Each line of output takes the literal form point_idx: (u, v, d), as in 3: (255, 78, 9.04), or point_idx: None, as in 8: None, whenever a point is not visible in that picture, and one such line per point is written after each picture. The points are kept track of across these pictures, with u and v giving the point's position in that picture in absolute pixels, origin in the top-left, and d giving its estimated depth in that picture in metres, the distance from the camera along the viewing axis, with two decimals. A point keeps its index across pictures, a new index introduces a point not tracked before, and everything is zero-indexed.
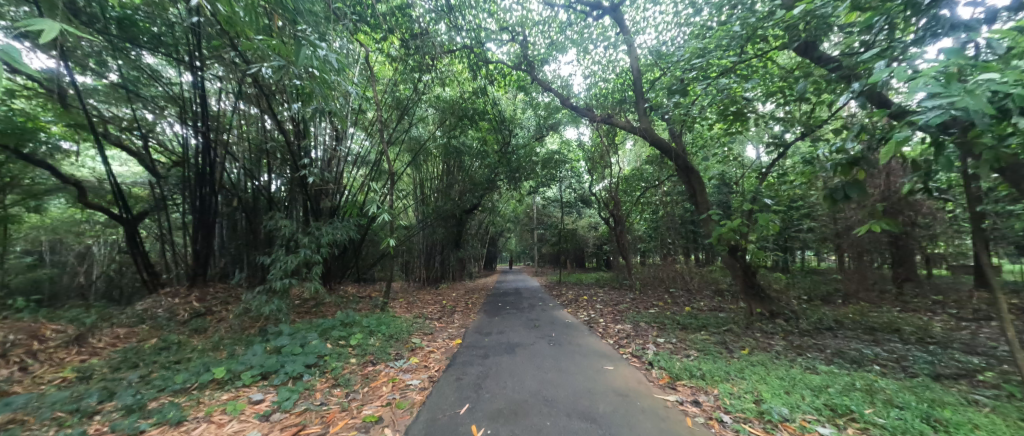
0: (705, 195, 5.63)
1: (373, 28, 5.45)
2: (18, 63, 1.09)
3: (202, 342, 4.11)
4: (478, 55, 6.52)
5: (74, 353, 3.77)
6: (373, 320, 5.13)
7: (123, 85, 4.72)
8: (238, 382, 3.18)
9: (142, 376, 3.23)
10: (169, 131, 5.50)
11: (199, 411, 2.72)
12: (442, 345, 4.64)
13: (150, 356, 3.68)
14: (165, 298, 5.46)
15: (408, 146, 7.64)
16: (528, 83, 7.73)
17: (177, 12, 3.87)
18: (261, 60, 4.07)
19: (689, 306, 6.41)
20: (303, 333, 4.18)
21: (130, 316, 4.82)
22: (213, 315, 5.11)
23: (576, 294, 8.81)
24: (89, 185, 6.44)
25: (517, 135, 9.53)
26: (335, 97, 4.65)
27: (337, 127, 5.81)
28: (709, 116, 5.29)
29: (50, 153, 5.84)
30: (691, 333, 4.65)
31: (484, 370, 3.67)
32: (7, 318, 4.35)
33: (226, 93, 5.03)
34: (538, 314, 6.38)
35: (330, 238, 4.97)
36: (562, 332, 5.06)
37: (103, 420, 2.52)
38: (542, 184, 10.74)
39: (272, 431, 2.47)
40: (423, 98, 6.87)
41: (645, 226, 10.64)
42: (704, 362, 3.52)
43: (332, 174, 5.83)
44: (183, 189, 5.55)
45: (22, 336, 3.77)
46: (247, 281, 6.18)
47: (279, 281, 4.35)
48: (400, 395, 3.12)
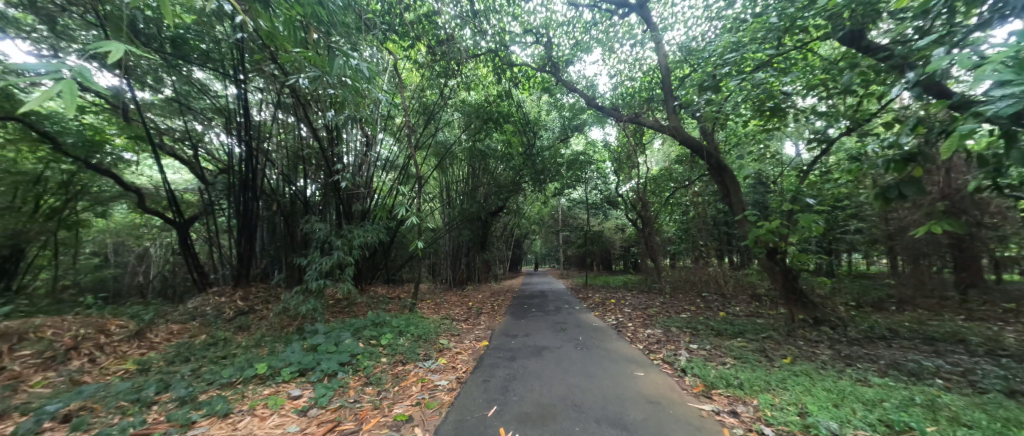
0: (739, 195, 5.38)
1: (402, 36, 5.64)
2: (88, 83, 1.22)
3: (245, 339, 4.35)
4: (503, 58, 6.58)
5: (135, 347, 4.10)
6: (402, 321, 5.25)
7: (177, 99, 5.11)
8: (278, 378, 3.34)
9: (193, 370, 3.46)
10: (216, 140, 5.89)
11: (244, 404, 2.88)
12: (469, 347, 4.68)
13: (200, 351, 3.94)
14: (212, 296, 5.81)
15: (434, 150, 7.80)
16: (552, 85, 7.69)
17: (223, 29, 4.16)
18: (298, 71, 4.29)
19: (723, 311, 6.13)
20: (337, 332, 4.34)
21: (183, 313, 5.18)
22: (255, 314, 5.39)
23: (603, 297, 8.67)
24: (147, 192, 6.99)
25: (542, 137, 9.49)
26: (366, 104, 4.82)
27: (368, 133, 5.91)
28: (744, 113, 5.06)
29: (115, 163, 6.38)
30: (726, 340, 4.45)
31: (512, 372, 3.68)
32: (78, 313, 4.79)
33: (266, 103, 5.29)
34: (564, 317, 6.33)
35: (362, 240, 5.13)
36: (590, 336, 4.98)
37: (161, 410, 2.73)
38: (567, 185, 10.65)
39: (310, 426, 2.57)
40: (449, 103, 6.99)
41: (675, 227, 10.29)
42: (741, 370, 3.36)
43: (363, 180, 5.99)
44: (228, 195, 5.90)
45: (91, 330, 4.14)
46: (286, 281, 6.48)
47: (315, 282, 4.56)
48: (430, 395, 3.17)
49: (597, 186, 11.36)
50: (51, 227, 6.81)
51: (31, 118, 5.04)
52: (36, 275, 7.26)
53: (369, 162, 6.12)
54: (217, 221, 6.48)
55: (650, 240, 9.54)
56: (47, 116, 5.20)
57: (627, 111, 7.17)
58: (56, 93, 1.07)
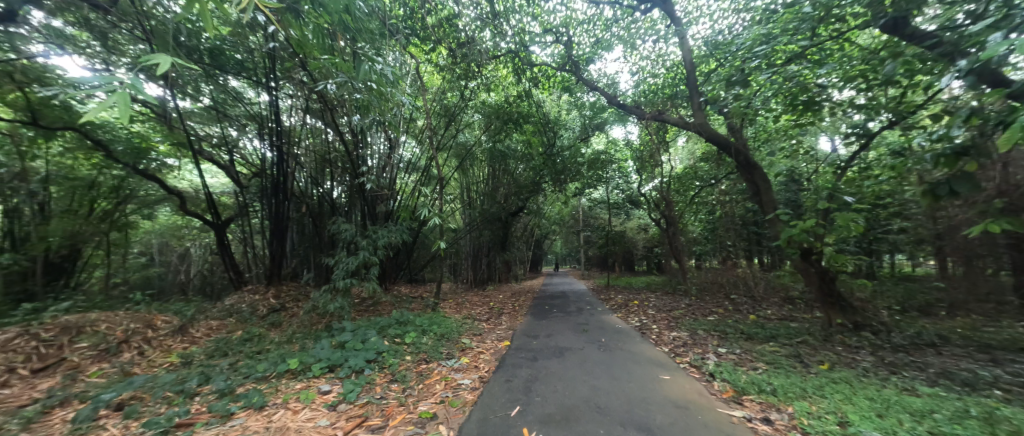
0: (770, 193, 5.17)
1: (423, 40, 5.74)
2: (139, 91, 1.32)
3: (278, 335, 4.54)
4: (523, 59, 6.63)
5: (178, 341, 4.36)
6: (425, 320, 5.33)
7: (213, 107, 5.43)
8: (308, 373, 3.46)
9: (231, 364, 3.63)
10: (249, 146, 6.18)
11: (278, 398, 3.00)
12: (491, 346, 4.71)
13: (237, 346, 4.14)
14: (247, 294, 6.10)
15: (455, 151, 7.89)
16: (572, 84, 7.63)
17: (256, 39, 4.35)
18: (326, 78, 4.44)
19: (754, 314, 5.89)
20: (363, 330, 4.45)
21: (221, 310, 5.46)
22: (286, 311, 5.61)
23: (626, 298, 8.51)
24: (188, 195, 7.42)
25: (562, 136, 9.43)
26: (390, 107, 4.93)
27: (391, 136, 6.00)
28: (775, 107, 4.85)
29: (159, 168, 6.80)
30: (758, 344, 4.28)
31: (534, 372, 3.67)
32: (128, 309, 5.14)
33: (296, 109, 5.48)
34: (586, 318, 6.26)
35: (386, 241, 5.26)
36: (613, 337, 4.91)
37: (203, 401, 2.88)
38: (588, 185, 10.54)
39: (339, 421, 2.65)
40: (470, 104, 7.08)
41: (700, 227, 10.00)
42: (774, 376, 3.22)
43: (387, 181, 6.11)
44: (261, 197, 6.18)
45: (140, 325, 4.43)
46: (314, 280, 6.69)
47: (342, 281, 4.70)
48: (453, 394, 3.21)
49: (619, 185, 11.18)
50: (104, 228, 7.28)
51: (86, 127, 5.44)
52: (91, 273, 7.84)
53: (392, 164, 6.23)
54: (251, 222, 6.80)
55: (675, 240, 9.31)
56: (99, 125, 5.61)
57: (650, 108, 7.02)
58: (112, 104, 1.15)
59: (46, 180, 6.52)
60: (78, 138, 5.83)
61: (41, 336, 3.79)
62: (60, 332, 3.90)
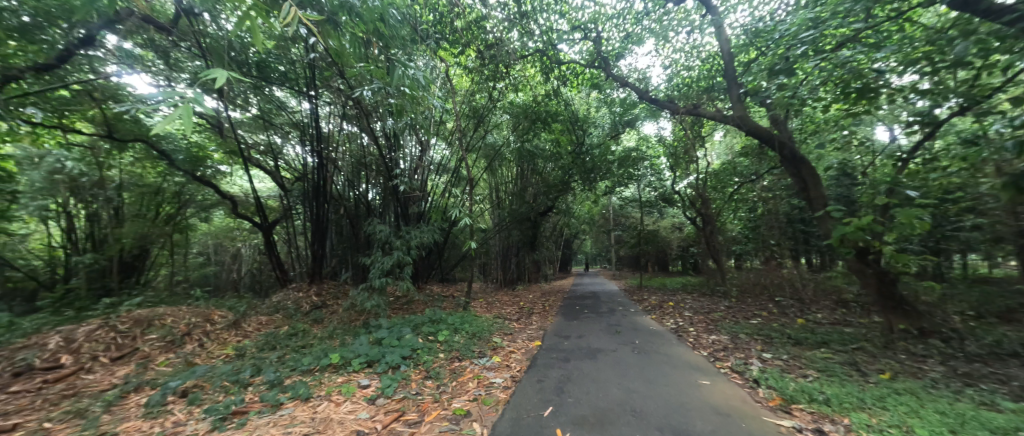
0: (819, 188, 4.83)
1: (452, 44, 5.84)
2: (201, 103, 1.44)
3: (320, 331, 4.78)
4: (551, 57, 6.62)
5: (232, 334, 4.70)
6: (457, 318, 5.43)
7: (261, 116, 5.81)
8: (349, 367, 3.62)
9: (279, 357, 3.87)
10: (292, 152, 6.52)
11: (321, 390, 3.17)
12: (522, 346, 4.71)
13: (284, 340, 4.40)
14: (292, 291, 6.47)
15: (485, 152, 7.99)
16: (601, 81, 7.50)
17: (298, 50, 4.60)
18: (362, 85, 4.62)
19: (802, 318, 5.52)
20: (398, 328, 4.60)
21: (269, 306, 5.83)
22: (327, 308, 5.89)
23: (661, 299, 8.25)
24: (239, 199, 7.99)
25: (591, 134, 9.27)
26: (421, 110, 5.06)
27: (422, 138, 6.16)
28: (824, 96, 4.53)
29: (214, 174, 7.37)
30: (808, 350, 4.01)
31: (567, 373, 3.63)
32: (190, 305, 5.62)
33: (333, 116, 5.75)
34: (619, 319, 6.12)
35: (419, 241, 5.41)
36: (647, 340, 4.76)
37: (256, 391, 3.09)
38: (619, 183, 10.34)
39: (378, 414, 2.75)
40: (498, 105, 7.15)
41: (740, 225, 9.51)
42: (826, 384, 3.01)
43: (419, 183, 6.26)
44: (303, 200, 6.54)
45: (199, 319, 4.82)
46: (352, 279, 6.92)
47: (378, 280, 4.89)
48: (486, 392, 3.25)
49: (651, 183, 10.86)
50: (168, 230, 7.96)
51: (153, 139, 6.01)
52: (158, 271, 8.63)
53: (423, 166, 6.38)
54: (294, 224, 7.20)
55: (712, 239, 8.91)
56: (164, 136, 6.16)
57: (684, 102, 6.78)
58: (176, 116, 1.28)
59: (120, 188, 7.26)
60: (146, 149, 6.45)
61: (119, 328, 4.22)
62: (134, 325, 4.32)
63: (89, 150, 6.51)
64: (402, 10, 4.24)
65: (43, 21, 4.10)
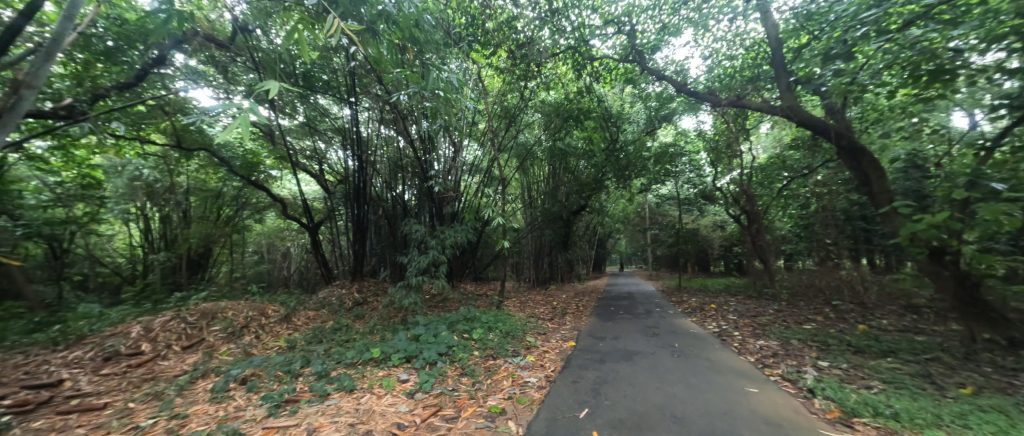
0: (884, 181, 4.41)
1: (484, 45, 5.91)
2: (259, 112, 1.53)
3: (362, 326, 5.00)
4: (583, 54, 6.55)
5: (284, 328, 5.04)
6: (491, 317, 5.48)
7: (306, 123, 6.16)
8: (389, 362, 3.77)
9: (325, 350, 4.10)
10: (335, 156, 6.84)
11: (364, 382, 3.32)
12: (556, 346, 4.68)
13: (330, 334, 4.66)
14: (336, 288, 6.83)
15: (516, 152, 8.04)
16: (636, 75, 7.31)
17: (339, 59, 4.83)
18: (398, 90, 4.79)
19: (864, 324, 5.06)
20: (435, 325, 4.72)
21: (316, 302, 6.20)
22: (368, 304, 6.16)
23: (702, 301, 7.87)
24: (289, 201, 8.56)
25: (625, 131, 8.94)
26: (455, 112, 5.16)
27: (456, 140, 6.27)
28: (890, 81, 4.12)
29: (266, 179, 7.94)
30: (871, 359, 3.67)
31: (602, 375, 3.55)
32: (247, 299, 6.09)
33: (372, 120, 5.98)
34: (657, 321, 5.91)
35: (453, 240, 5.52)
36: (688, 343, 4.56)
37: (305, 381, 3.30)
38: (655, 180, 9.98)
39: (417, 408, 2.84)
40: (530, 104, 7.15)
41: (789, 223, 8.87)
42: (894, 397, 2.73)
43: (453, 183, 6.38)
44: (346, 202, 6.87)
45: (255, 312, 5.22)
46: (391, 278, 7.16)
47: (415, 278, 5.06)
48: (521, 391, 3.25)
49: (690, 179, 10.40)
50: (228, 231, 8.64)
51: (215, 147, 6.58)
52: (220, 268, 9.44)
53: (457, 167, 6.50)
54: (337, 224, 7.58)
55: (759, 239, 8.47)
56: (224, 145, 6.73)
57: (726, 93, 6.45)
58: (237, 126, 1.39)
59: (187, 192, 8.01)
60: (209, 157, 7.07)
61: (188, 319, 4.65)
62: (201, 316, 4.76)
63: (162, 159, 7.24)
64: (435, 15, 4.35)
65: (123, 44, 4.68)
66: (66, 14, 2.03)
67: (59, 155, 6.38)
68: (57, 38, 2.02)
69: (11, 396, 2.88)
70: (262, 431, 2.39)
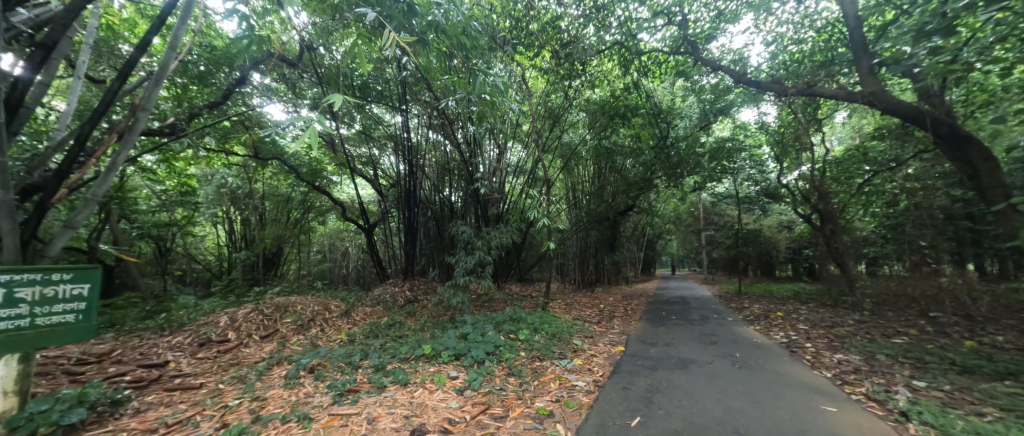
0: (999, 173, 3.76)
1: (528, 47, 5.97)
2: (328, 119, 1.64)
3: (413, 323, 5.24)
4: (630, 49, 6.38)
5: (345, 322, 5.42)
6: (537, 318, 5.46)
7: (362, 131, 6.57)
8: (440, 359, 3.90)
9: (381, 345, 4.35)
10: (387, 161, 7.22)
11: (417, 377, 3.48)
12: (604, 350, 4.56)
13: (385, 329, 4.93)
14: (390, 286, 7.20)
15: (561, 152, 8.02)
16: (688, 67, 7.00)
17: (392, 70, 5.11)
18: (447, 96, 4.96)
19: (973, 340, 4.33)
20: (482, 324, 4.82)
21: (372, 299, 6.59)
22: (419, 302, 6.43)
23: (766, 309, 7.22)
24: (348, 205, 9.22)
25: (676, 127, 8.44)
26: (501, 114, 5.23)
27: (500, 143, 6.35)
28: (1006, 55, 3.51)
29: (328, 184, 8.61)
30: (983, 382, 3.13)
31: (655, 383, 3.40)
32: (313, 295, 6.63)
33: (421, 126, 6.23)
34: (715, 328, 5.53)
35: (498, 242, 5.57)
36: (751, 353, 4.22)
37: (364, 373, 3.52)
38: (711, 178, 9.36)
39: (467, 405, 2.91)
40: (575, 103, 7.08)
41: (872, 223, 7.87)
42: (1014, 428, 2.31)
43: (497, 185, 6.45)
44: (398, 205, 7.21)
45: (320, 307, 5.68)
46: (440, 277, 7.40)
47: (463, 278, 5.21)
48: (568, 394, 3.21)
49: (751, 176, 9.80)
50: (296, 232, 9.48)
51: (285, 156, 7.26)
52: (289, 266, 10.39)
53: (502, 168, 6.57)
54: (390, 226, 7.99)
55: (834, 240, 7.69)
56: (293, 154, 7.40)
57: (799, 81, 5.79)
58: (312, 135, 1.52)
59: (263, 197, 8.92)
60: (281, 166, 7.83)
61: (265, 311, 5.18)
62: (275, 309, 5.29)
63: (243, 168, 8.14)
64: (481, 22, 4.48)
65: (213, 68, 5.35)
66: (170, 44, 2.34)
67: (164, 167, 7.42)
68: (163, 67, 2.36)
69: (130, 373, 3.40)
70: (328, 417, 2.59)
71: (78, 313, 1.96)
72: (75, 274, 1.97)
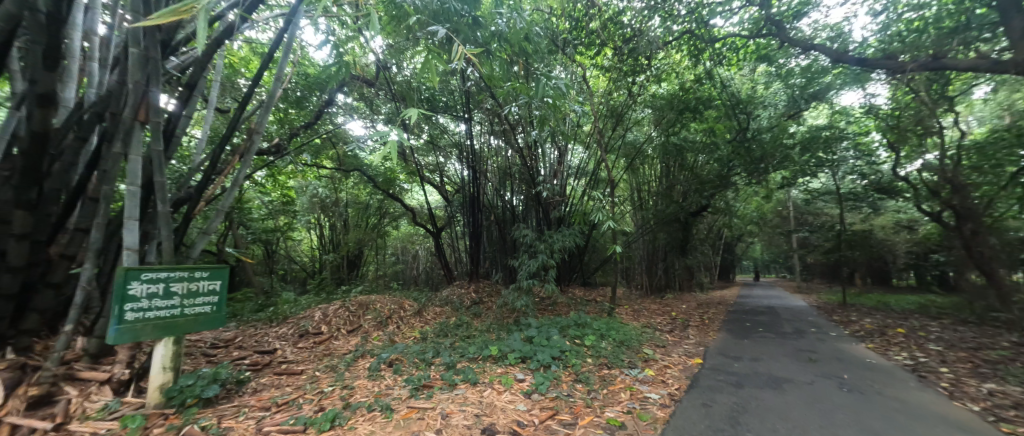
0: None
1: (589, 47, 5.89)
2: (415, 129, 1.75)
3: (480, 324, 5.40)
4: (702, 37, 5.95)
5: (417, 320, 5.79)
6: (603, 324, 5.28)
7: (430, 141, 6.98)
8: (506, 360, 3.96)
9: (451, 343, 4.56)
10: (451, 168, 7.57)
11: (486, 377, 3.58)
12: (679, 362, 4.25)
13: (453, 329, 5.16)
14: (457, 287, 7.52)
15: (625, 151, 7.73)
16: (772, 51, 6.31)
17: (457, 81, 5.40)
18: (509, 102, 5.07)
19: None
20: (547, 328, 4.80)
21: (441, 299, 6.94)
22: (484, 304, 6.63)
23: (881, 324, 6.13)
24: (418, 210, 9.87)
25: (758, 118, 7.66)
26: (563, 116, 5.21)
27: (560, 145, 6.33)
28: None
29: (400, 191, 9.30)
30: None
31: (742, 402, 3.08)
32: (390, 294, 7.19)
33: (483, 133, 6.44)
34: (813, 344, 4.84)
35: (561, 245, 5.51)
36: (863, 376, 3.61)
37: (437, 370, 3.72)
38: (803, 172, 8.26)
39: (534, 409, 2.91)
40: (639, 100, 6.80)
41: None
42: None
43: (559, 187, 6.39)
44: (462, 209, 7.51)
45: (396, 305, 6.15)
46: (503, 280, 7.54)
47: (526, 280, 5.26)
48: (641, 406, 3.05)
49: (855, 168, 8.51)
50: (374, 236, 10.37)
51: (364, 168, 8.01)
52: (368, 267, 11.38)
53: (562, 170, 6.53)
54: (455, 229, 8.36)
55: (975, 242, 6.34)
56: (370, 165, 8.14)
57: (921, 54, 4.91)
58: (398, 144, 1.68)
59: (346, 205, 9.92)
60: (361, 176, 8.66)
61: (350, 308, 5.74)
62: (359, 306, 5.83)
63: (331, 179, 9.17)
64: (542, 26, 4.55)
65: (307, 93, 6.11)
66: (277, 77, 2.71)
67: (270, 181, 8.65)
68: (271, 96, 2.73)
69: (249, 358, 3.99)
70: (407, 409, 2.76)
71: (213, 304, 2.44)
72: (210, 272, 2.44)
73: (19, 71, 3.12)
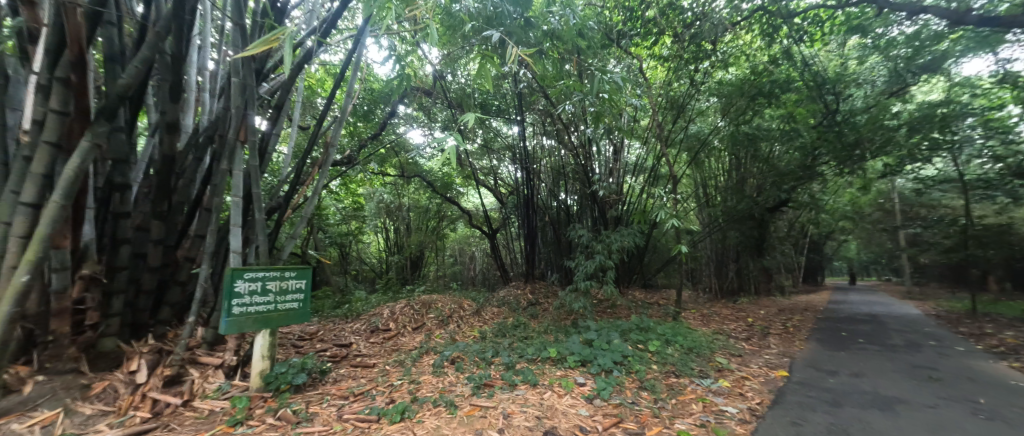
0: None
1: (645, 37, 5.63)
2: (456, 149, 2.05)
3: (537, 326, 5.38)
4: (777, 14, 5.40)
5: (476, 320, 5.95)
6: (668, 329, 4.97)
7: (484, 144, 7.15)
8: (566, 363, 3.89)
9: (510, 343, 4.60)
10: (505, 170, 7.68)
11: (546, 379, 3.54)
12: (759, 373, 3.85)
13: (511, 329, 5.21)
14: (513, 288, 7.60)
15: (688, 144, 7.34)
16: (867, 20, 5.52)
17: (511, 83, 5.49)
18: (563, 101, 5.01)
19: None
20: (607, 331, 4.65)
21: (498, 299, 7.04)
22: (541, 305, 6.59)
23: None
24: (474, 212, 10.15)
25: (848, 98, 6.70)
26: (620, 111, 5.03)
27: (617, 142, 6.10)
28: None
29: (457, 195, 9.65)
30: None
31: (839, 423, 2.70)
32: (450, 295, 7.46)
33: (536, 134, 6.48)
34: (931, 361, 4.08)
35: (620, 245, 5.29)
36: (1006, 402, 2.97)
37: (497, 369, 3.77)
38: (911, 157, 7.03)
39: (597, 415, 2.82)
40: (702, 89, 6.36)
41: None
42: None
43: (615, 185, 6.15)
44: (516, 210, 7.57)
45: (455, 305, 6.37)
46: (559, 281, 7.45)
47: (583, 282, 5.15)
48: (716, 419, 2.81)
49: (984, 149, 7.05)
50: (433, 238, 10.86)
51: (424, 173, 8.43)
52: (429, 268, 11.94)
53: (619, 167, 6.29)
54: (510, 230, 8.46)
55: None
56: (429, 171, 8.55)
57: None
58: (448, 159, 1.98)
59: (408, 209, 10.55)
60: (421, 182, 9.14)
61: (415, 307, 6.06)
62: (422, 305, 6.13)
63: (394, 186, 9.81)
64: (595, 20, 4.44)
65: (372, 107, 6.59)
66: (348, 92, 2.96)
67: (342, 189, 9.51)
68: (343, 111, 2.97)
69: (329, 350, 4.39)
70: (470, 406, 2.83)
71: (300, 301, 2.71)
72: (298, 271, 2.71)
73: (153, 105, 3.76)
